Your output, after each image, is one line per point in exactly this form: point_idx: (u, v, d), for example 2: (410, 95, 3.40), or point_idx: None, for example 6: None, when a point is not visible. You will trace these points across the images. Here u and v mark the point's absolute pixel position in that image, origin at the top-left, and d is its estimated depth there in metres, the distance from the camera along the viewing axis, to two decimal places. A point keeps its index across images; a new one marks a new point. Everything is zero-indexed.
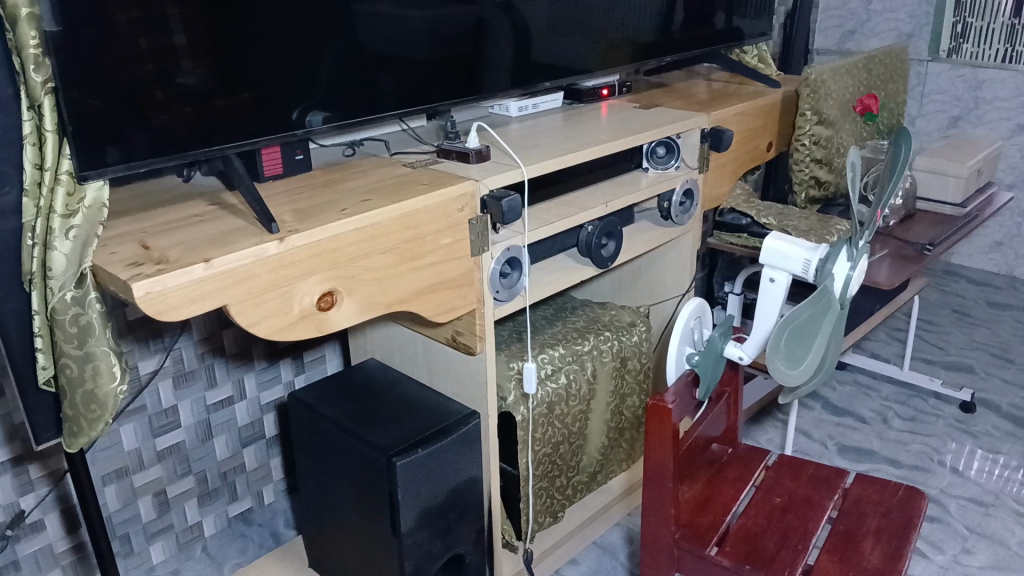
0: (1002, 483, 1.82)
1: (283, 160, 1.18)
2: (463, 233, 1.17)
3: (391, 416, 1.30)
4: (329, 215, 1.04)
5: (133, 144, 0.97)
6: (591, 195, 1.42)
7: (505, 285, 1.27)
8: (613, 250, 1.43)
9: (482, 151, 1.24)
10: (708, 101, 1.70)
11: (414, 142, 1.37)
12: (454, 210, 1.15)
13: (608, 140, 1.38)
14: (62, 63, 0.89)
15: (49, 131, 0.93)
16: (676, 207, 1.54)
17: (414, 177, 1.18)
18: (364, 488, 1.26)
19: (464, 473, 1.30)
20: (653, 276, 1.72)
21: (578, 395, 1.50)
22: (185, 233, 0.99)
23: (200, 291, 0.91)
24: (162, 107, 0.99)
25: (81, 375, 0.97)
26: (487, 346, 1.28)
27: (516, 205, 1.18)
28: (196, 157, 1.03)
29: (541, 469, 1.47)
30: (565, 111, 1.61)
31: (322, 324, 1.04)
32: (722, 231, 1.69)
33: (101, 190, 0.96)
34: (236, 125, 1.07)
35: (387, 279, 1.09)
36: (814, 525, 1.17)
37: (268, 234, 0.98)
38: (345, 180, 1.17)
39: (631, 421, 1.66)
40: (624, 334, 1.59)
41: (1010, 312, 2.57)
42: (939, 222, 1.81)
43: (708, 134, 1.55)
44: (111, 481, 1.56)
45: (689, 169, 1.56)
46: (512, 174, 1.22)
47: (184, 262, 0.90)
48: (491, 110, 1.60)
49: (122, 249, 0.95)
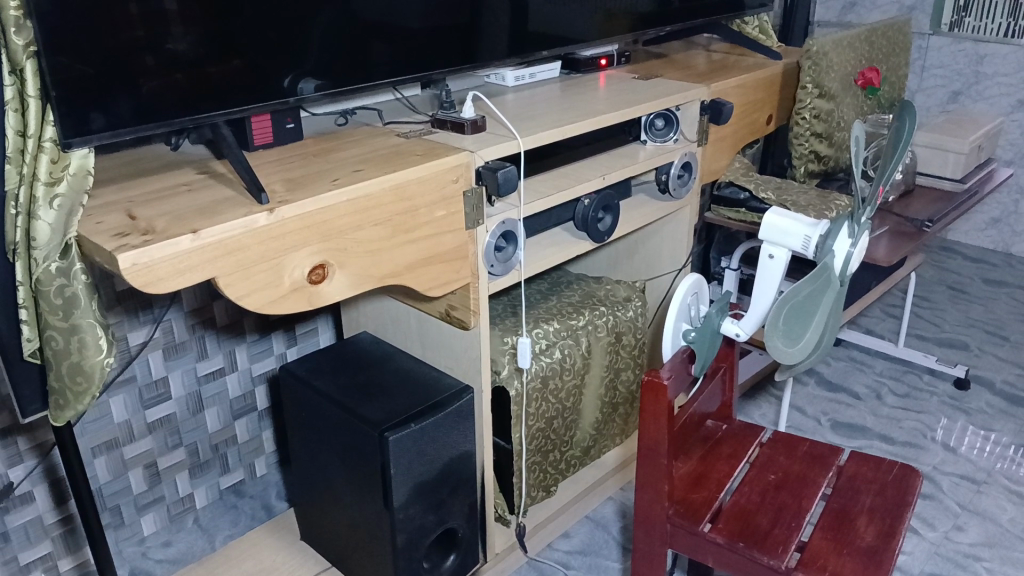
0: (994, 460, 1.82)
1: (273, 129, 1.15)
2: (458, 205, 1.15)
3: (384, 390, 1.29)
4: (322, 185, 1.02)
5: (119, 110, 0.95)
6: (588, 168, 1.40)
7: (500, 259, 1.24)
8: (609, 224, 1.41)
9: (478, 121, 1.22)
10: (707, 72, 1.67)
11: (408, 111, 1.34)
12: (449, 181, 1.12)
13: (607, 112, 1.36)
14: (46, 25, 0.86)
15: (31, 97, 0.90)
16: (674, 180, 1.52)
17: (409, 147, 1.16)
18: (357, 463, 1.25)
19: (457, 448, 1.29)
20: (650, 250, 1.70)
21: (572, 370, 1.49)
22: (172, 203, 0.97)
23: (188, 263, 0.89)
24: (151, 74, 0.96)
25: (67, 348, 0.95)
26: (482, 320, 1.26)
27: (512, 176, 1.15)
28: (184, 126, 1.01)
29: (535, 444, 1.47)
30: (563, 81, 1.58)
31: (313, 298, 1.03)
32: (720, 205, 1.67)
33: (87, 158, 0.93)
34: (228, 93, 1.04)
35: (380, 252, 1.07)
36: (809, 502, 1.17)
37: (258, 205, 0.95)
38: (338, 150, 1.15)
39: (625, 396, 1.65)
40: (620, 309, 1.57)
41: (1006, 289, 2.56)
42: (938, 198, 1.79)
43: (708, 107, 1.53)
44: (101, 453, 1.55)
45: (687, 142, 1.54)
46: (507, 145, 1.19)
47: (172, 233, 0.88)
48: (487, 79, 1.57)
49: (108, 219, 0.93)
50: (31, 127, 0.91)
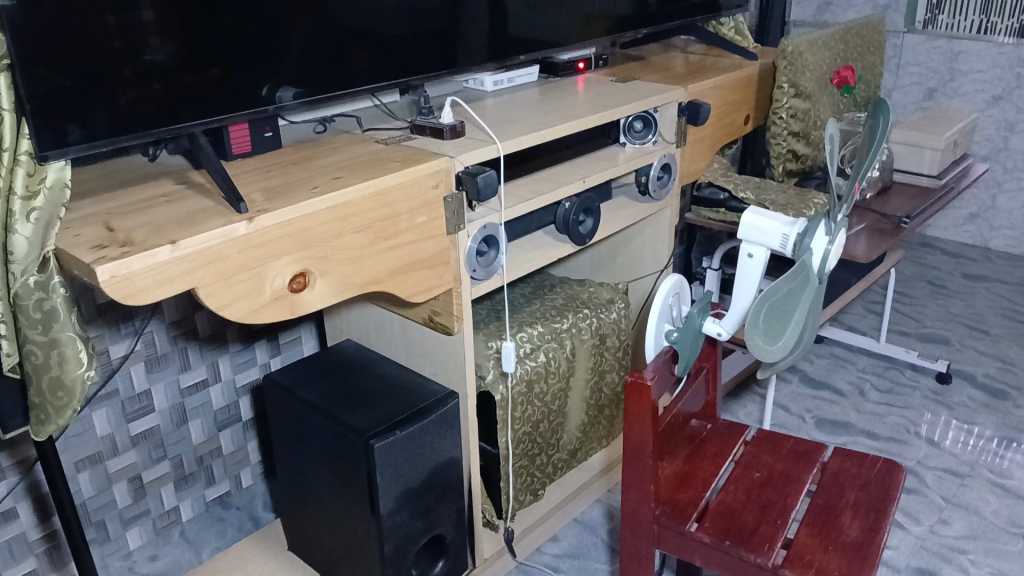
0: (977, 453, 1.84)
1: (252, 138, 1.15)
2: (439, 211, 1.15)
3: (369, 398, 1.29)
4: (301, 193, 1.02)
5: (95, 122, 0.94)
6: (568, 171, 1.40)
7: (483, 263, 1.24)
8: (591, 226, 1.41)
9: (457, 127, 1.22)
10: (684, 74, 1.68)
11: (387, 117, 1.34)
12: (429, 187, 1.12)
13: (585, 115, 1.36)
14: (21, 37, 0.86)
15: (5, 111, 0.89)
16: (654, 181, 1.53)
17: (388, 154, 1.16)
18: (342, 471, 1.25)
19: (443, 454, 1.29)
20: (632, 252, 1.71)
21: (557, 373, 1.49)
22: (151, 214, 0.96)
23: (167, 274, 0.88)
24: (128, 84, 0.96)
25: (47, 362, 0.94)
26: (465, 325, 1.26)
27: (492, 180, 1.16)
28: (161, 136, 1.00)
29: (521, 448, 1.47)
30: (541, 85, 1.58)
31: (294, 306, 1.02)
32: (699, 205, 1.67)
33: (63, 171, 0.93)
34: (205, 102, 1.04)
35: (361, 259, 1.07)
36: (794, 499, 1.17)
37: (237, 214, 0.95)
38: (316, 158, 1.15)
39: (610, 398, 1.66)
40: (603, 311, 1.58)
41: (985, 283, 2.59)
42: (915, 194, 1.81)
43: (686, 108, 1.54)
44: (85, 467, 1.53)
45: (666, 144, 1.55)
46: (487, 150, 1.20)
47: (151, 244, 0.88)
48: (466, 84, 1.57)
49: (86, 231, 0.92)
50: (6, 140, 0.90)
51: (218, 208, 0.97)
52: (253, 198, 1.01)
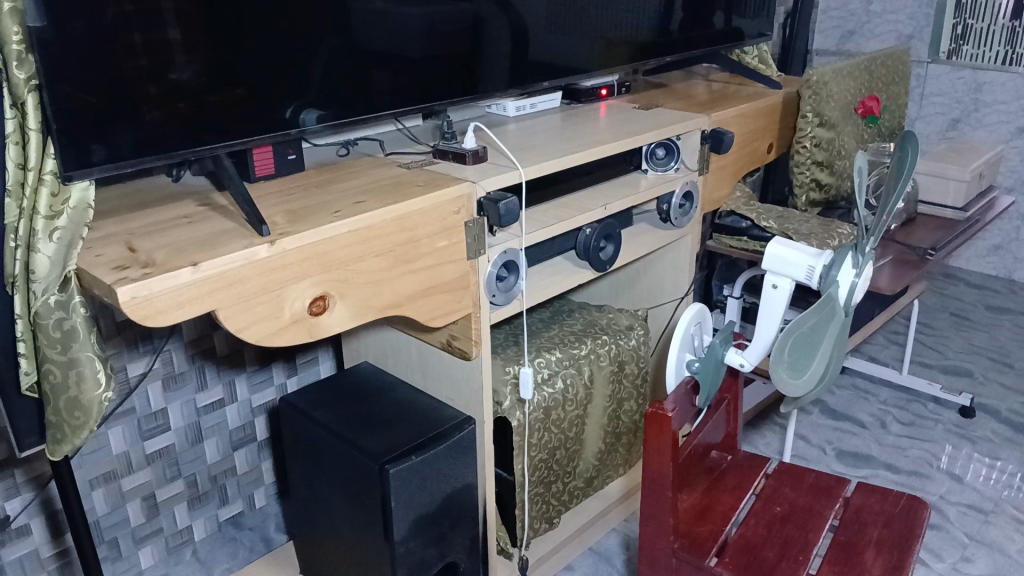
0: (1001, 489, 1.80)
1: (275, 160, 1.15)
2: (459, 235, 1.15)
3: (385, 422, 1.28)
4: (323, 217, 1.02)
5: (120, 141, 0.94)
6: (589, 197, 1.40)
7: (502, 288, 1.23)
8: (611, 252, 1.40)
9: (479, 152, 1.22)
10: (707, 102, 1.68)
11: (410, 141, 1.34)
12: (451, 212, 1.12)
13: (607, 142, 1.36)
14: (50, 58, 0.87)
15: (32, 130, 0.89)
16: (675, 209, 1.51)
17: (410, 178, 1.16)
18: (356, 495, 1.24)
19: (458, 480, 1.28)
20: (652, 278, 1.69)
21: (575, 400, 1.48)
22: (172, 235, 0.96)
23: (187, 295, 0.88)
24: (153, 106, 0.96)
25: (65, 381, 0.92)
26: (483, 350, 1.24)
27: (514, 207, 1.14)
28: (185, 157, 1.01)
29: (537, 474, 1.46)
30: (563, 111, 1.58)
31: (313, 330, 1.02)
32: (721, 233, 1.66)
33: (87, 192, 0.93)
34: (230, 124, 1.04)
35: (380, 283, 1.07)
36: (815, 535, 1.15)
37: (259, 236, 0.95)
38: (339, 181, 1.15)
39: (628, 426, 1.64)
40: (622, 338, 1.57)
41: (1009, 316, 2.56)
42: (940, 226, 1.79)
43: (709, 136, 1.53)
44: (100, 485, 1.53)
45: (688, 172, 1.54)
46: (509, 175, 1.19)
47: (172, 266, 0.88)
48: (488, 109, 1.57)
49: (108, 251, 0.92)
50: (31, 160, 0.90)
51: (240, 230, 0.97)
52: (274, 220, 1.01)
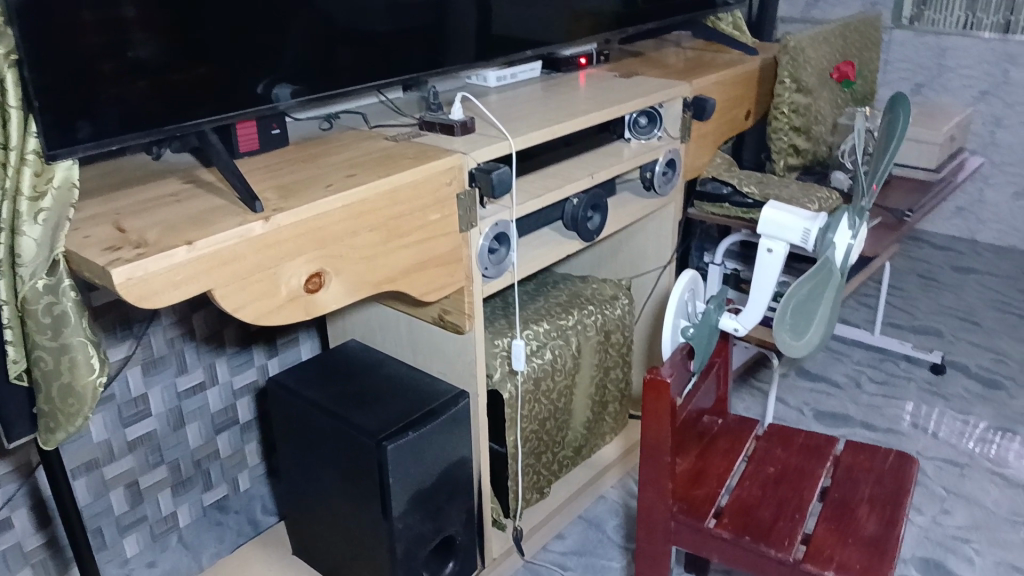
0: (975, 444, 1.86)
1: (259, 136, 1.12)
2: (452, 208, 1.13)
3: (377, 398, 1.27)
4: (315, 192, 1.00)
5: (104, 119, 0.91)
6: (574, 167, 1.39)
7: (494, 261, 1.22)
8: (598, 223, 1.40)
9: (467, 122, 1.20)
10: (685, 69, 1.68)
11: (393, 113, 1.31)
12: (443, 184, 1.11)
13: (592, 110, 1.35)
14: (32, 31, 0.83)
15: (13, 107, 0.85)
16: (658, 177, 1.52)
17: (399, 150, 1.14)
18: (351, 474, 1.23)
19: (454, 454, 1.27)
20: (633, 248, 1.70)
21: (564, 370, 1.49)
22: (161, 213, 0.94)
23: (183, 274, 0.86)
24: (136, 80, 0.93)
25: (56, 369, 0.89)
26: (476, 323, 1.23)
27: (506, 177, 1.14)
28: (168, 133, 0.98)
29: (529, 445, 1.46)
30: (543, 81, 1.57)
31: (310, 307, 1.00)
32: (703, 201, 1.65)
33: (72, 170, 0.90)
34: (212, 98, 1.02)
35: (375, 258, 1.05)
36: (809, 494, 1.17)
37: (252, 213, 0.93)
38: (326, 155, 1.13)
39: (615, 394, 1.65)
40: (607, 307, 1.57)
41: (975, 276, 2.62)
42: (914, 188, 1.82)
43: (691, 104, 1.54)
44: (82, 474, 1.50)
45: (671, 139, 1.54)
46: (499, 146, 1.18)
47: (166, 244, 0.85)
48: (469, 80, 1.55)
49: (96, 232, 0.90)
50: (13, 138, 0.86)
51: (231, 207, 0.95)
52: (266, 196, 0.99)
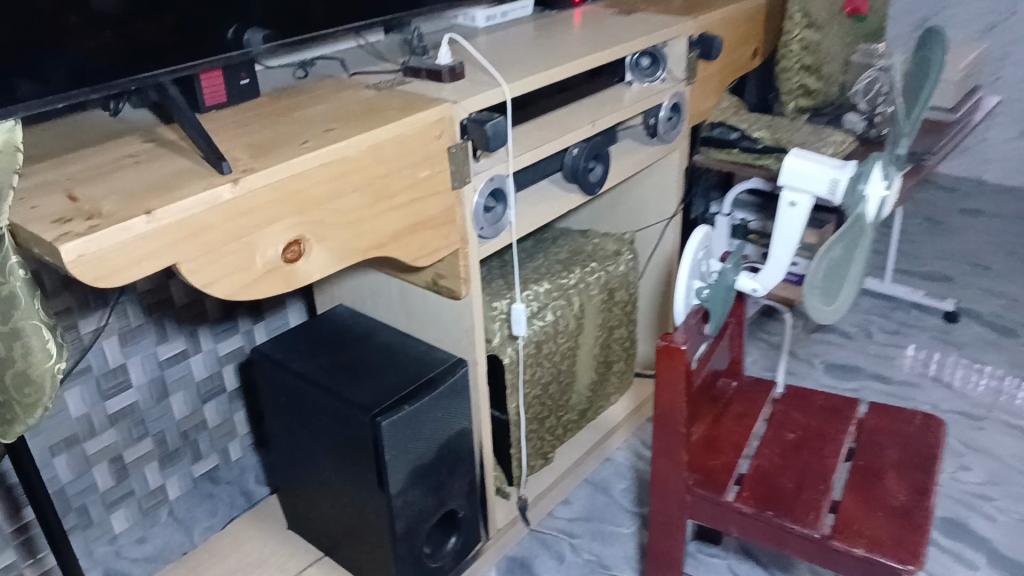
0: (992, 395, 1.79)
1: (226, 88, 1.02)
2: (443, 163, 1.03)
3: (370, 369, 1.19)
4: (291, 151, 0.90)
5: (48, 73, 0.81)
6: (573, 114, 1.29)
7: (490, 220, 1.13)
8: (601, 173, 1.31)
9: (456, 68, 1.09)
10: (687, 4, 1.56)
11: (374, 58, 1.20)
12: (433, 137, 1.00)
13: (592, 52, 1.25)
14: None
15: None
16: (663, 123, 1.42)
17: (383, 101, 1.04)
18: (346, 450, 1.16)
19: (454, 426, 1.20)
20: (635, 200, 1.60)
21: (566, 331, 1.41)
22: (119, 179, 0.84)
23: (144, 247, 0.77)
24: (82, 29, 0.83)
25: (9, 356, 0.80)
26: (473, 288, 1.15)
27: (502, 128, 1.03)
28: (124, 87, 0.88)
29: (532, 412, 1.39)
30: (536, 20, 1.45)
31: (290, 279, 0.90)
32: (709, 146, 1.56)
33: (13, 132, 0.79)
34: (172, 49, 0.91)
35: (361, 222, 0.95)
36: (833, 462, 1.10)
37: (220, 175, 0.83)
38: (303, 108, 1.02)
39: (619, 354, 1.58)
40: (611, 263, 1.49)
41: (984, 217, 2.53)
42: (930, 129, 1.72)
43: (696, 42, 1.43)
44: (61, 451, 1.43)
45: (675, 82, 1.43)
46: (492, 93, 1.07)
47: (123, 215, 0.76)
48: (455, 21, 1.44)
49: (45, 203, 0.80)
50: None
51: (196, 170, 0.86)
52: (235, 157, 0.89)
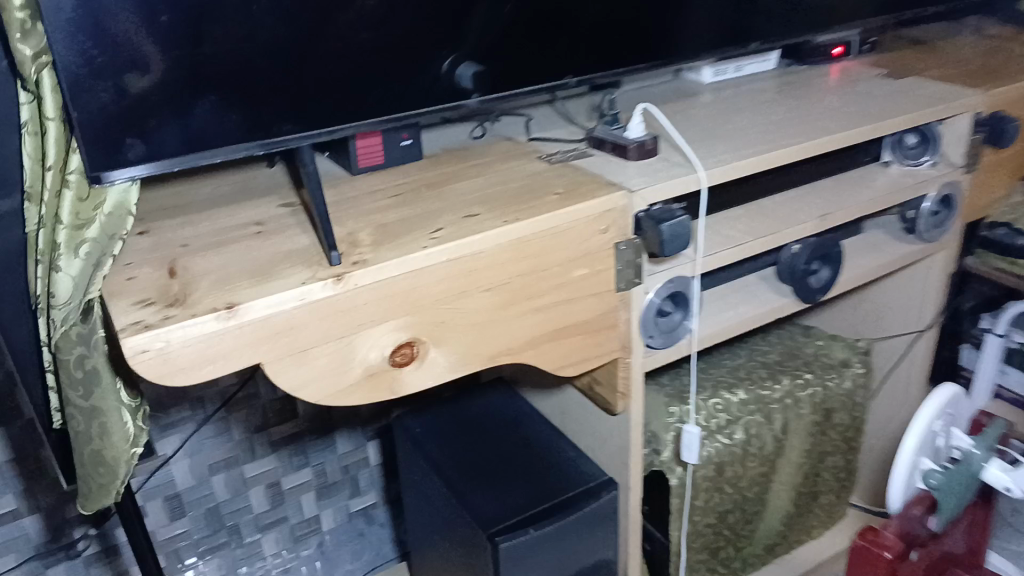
0: None
1: (384, 149, 0.91)
2: (606, 262, 0.85)
3: (508, 473, 1.04)
4: (417, 242, 0.76)
5: (164, 136, 0.73)
6: (800, 203, 1.04)
7: (662, 328, 0.92)
8: (826, 278, 1.05)
9: (647, 143, 0.90)
10: (983, 69, 1.23)
11: (561, 120, 1.04)
12: (595, 231, 0.82)
13: (833, 131, 0.99)
14: (71, 27, 0.66)
15: (50, 119, 0.70)
16: (927, 218, 1.12)
17: (550, 179, 0.87)
18: (466, 557, 1.02)
19: (591, 557, 1.01)
20: (878, 302, 1.32)
21: (759, 454, 1.17)
22: (229, 254, 0.75)
23: (219, 345, 0.67)
24: (209, 86, 0.73)
25: (89, 431, 0.76)
26: (632, 404, 0.94)
27: (683, 229, 0.83)
28: (259, 150, 0.78)
29: (700, 541, 1.17)
30: (777, 79, 1.21)
31: (395, 386, 0.77)
32: (987, 250, 1.24)
33: (127, 193, 0.74)
34: (320, 109, 0.80)
35: (490, 327, 0.80)
36: None
37: (327, 265, 0.72)
38: (459, 179, 0.88)
39: (827, 484, 1.30)
40: (832, 377, 1.22)
41: None
42: None
43: (986, 121, 1.11)
44: (220, 470, 1.43)
45: (950, 168, 1.13)
46: (682, 181, 0.86)
47: (204, 306, 0.67)
48: (677, 73, 1.23)
49: (143, 274, 0.73)
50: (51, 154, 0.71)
51: (307, 254, 0.75)
52: (357, 241, 0.77)
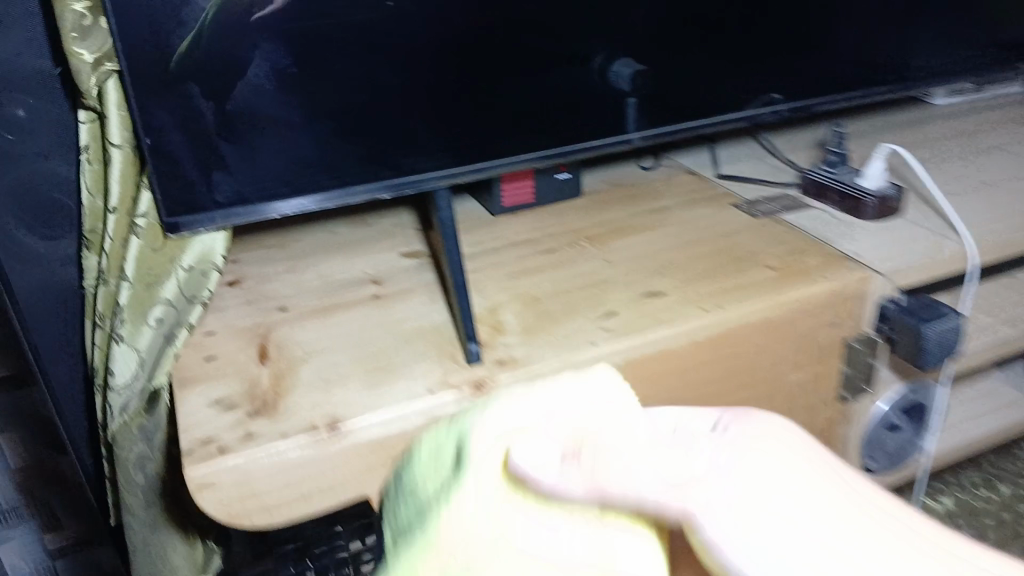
0: None
1: (536, 187, 0.71)
2: (833, 363, 0.61)
3: None
4: (584, 334, 0.55)
5: (257, 173, 0.53)
6: None
7: (888, 444, 0.68)
8: None
9: (890, 198, 0.66)
10: None
11: (763, 157, 0.79)
12: (824, 324, 0.59)
13: None
14: (126, 29, 0.46)
15: (114, 145, 0.52)
16: None
17: (756, 240, 0.65)
18: None
19: None
20: None
21: None
22: (336, 327, 0.57)
23: (315, 479, 0.48)
24: (313, 112, 0.52)
25: (144, 550, 0.60)
26: None
27: (950, 336, 0.59)
28: (387, 194, 0.56)
29: None
30: None
31: None
32: None
33: (213, 242, 0.58)
34: (469, 142, 0.57)
35: None
36: None
37: (465, 363, 0.53)
38: (631, 233, 0.67)
39: None
40: None
41: None
42: None
43: None
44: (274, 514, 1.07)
45: None
46: (948, 260, 0.62)
47: (298, 419, 0.49)
48: None
49: (224, 351, 0.55)
50: (115, 191, 0.53)
51: (436, 341, 0.55)
52: (502, 327, 0.56)
